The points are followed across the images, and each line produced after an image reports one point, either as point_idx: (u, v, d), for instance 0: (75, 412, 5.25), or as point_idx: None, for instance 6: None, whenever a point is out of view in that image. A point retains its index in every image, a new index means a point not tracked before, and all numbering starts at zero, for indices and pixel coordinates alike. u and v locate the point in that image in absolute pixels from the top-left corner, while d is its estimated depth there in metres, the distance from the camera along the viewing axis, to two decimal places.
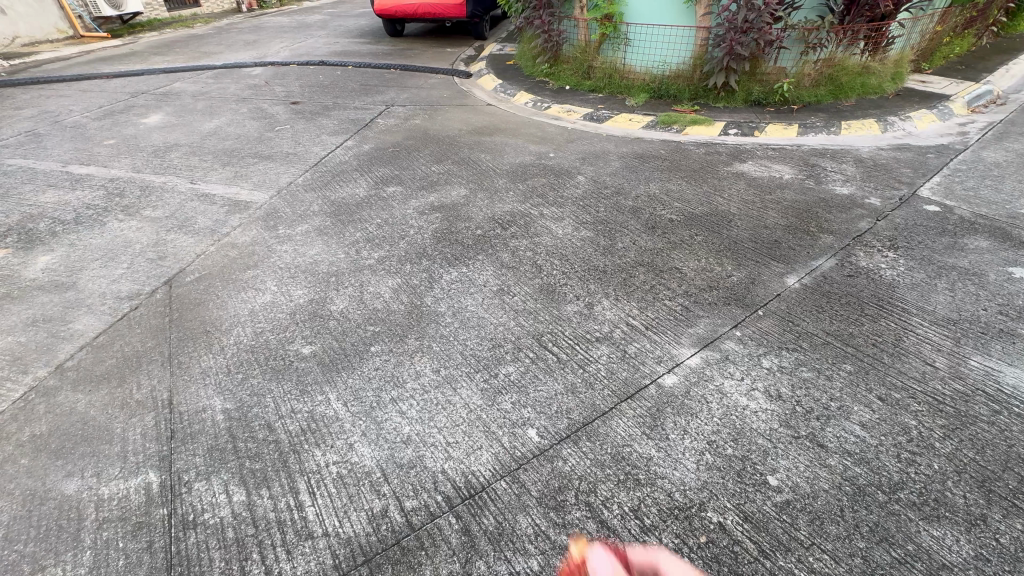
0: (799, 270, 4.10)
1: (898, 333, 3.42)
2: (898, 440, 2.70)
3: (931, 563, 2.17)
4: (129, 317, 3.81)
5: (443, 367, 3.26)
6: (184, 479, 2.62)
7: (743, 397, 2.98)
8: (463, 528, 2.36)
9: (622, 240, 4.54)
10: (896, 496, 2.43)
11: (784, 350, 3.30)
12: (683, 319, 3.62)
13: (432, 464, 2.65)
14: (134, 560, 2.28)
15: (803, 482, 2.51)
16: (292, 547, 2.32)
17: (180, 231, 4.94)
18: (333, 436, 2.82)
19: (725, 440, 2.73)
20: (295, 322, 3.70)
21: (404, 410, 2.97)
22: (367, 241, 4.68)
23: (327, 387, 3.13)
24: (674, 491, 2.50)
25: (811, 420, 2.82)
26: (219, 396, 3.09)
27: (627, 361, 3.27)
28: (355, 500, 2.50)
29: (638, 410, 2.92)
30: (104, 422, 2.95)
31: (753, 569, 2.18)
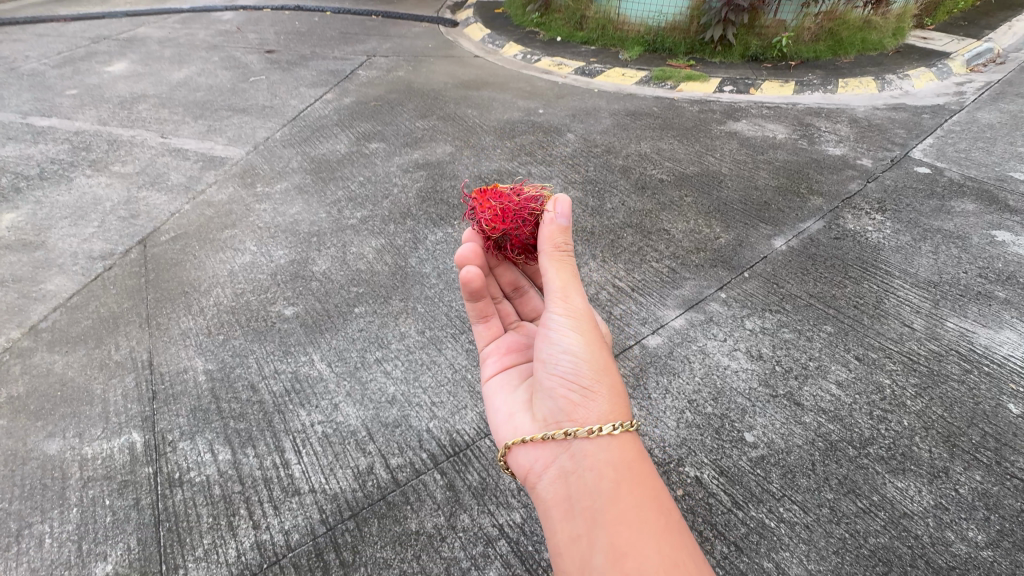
0: (786, 232, 4.08)
1: (880, 295, 3.46)
2: (871, 398, 2.77)
3: (893, 512, 2.28)
4: (103, 278, 3.70)
5: (428, 329, 3.24)
6: (168, 439, 2.61)
7: (725, 357, 3.02)
8: (448, 484, 2.40)
9: (610, 201, 4.47)
10: (866, 451, 2.52)
11: (767, 312, 3.33)
12: (669, 281, 3.61)
13: (417, 423, 2.68)
14: (121, 517, 2.29)
15: (778, 438, 2.59)
16: (279, 503, 2.35)
17: (153, 188, 4.74)
18: (317, 397, 2.82)
19: (705, 399, 2.79)
20: (276, 283, 3.63)
21: (389, 370, 2.97)
22: (349, 200, 4.55)
23: (311, 349, 3.11)
24: (654, 447, 2.56)
25: (789, 379, 2.89)
26: (201, 357, 3.06)
27: (611, 323, 3.28)
28: (340, 458, 2.53)
29: (621, 371, 2.96)
30: (83, 383, 2.91)
31: (726, 519, 2.27)
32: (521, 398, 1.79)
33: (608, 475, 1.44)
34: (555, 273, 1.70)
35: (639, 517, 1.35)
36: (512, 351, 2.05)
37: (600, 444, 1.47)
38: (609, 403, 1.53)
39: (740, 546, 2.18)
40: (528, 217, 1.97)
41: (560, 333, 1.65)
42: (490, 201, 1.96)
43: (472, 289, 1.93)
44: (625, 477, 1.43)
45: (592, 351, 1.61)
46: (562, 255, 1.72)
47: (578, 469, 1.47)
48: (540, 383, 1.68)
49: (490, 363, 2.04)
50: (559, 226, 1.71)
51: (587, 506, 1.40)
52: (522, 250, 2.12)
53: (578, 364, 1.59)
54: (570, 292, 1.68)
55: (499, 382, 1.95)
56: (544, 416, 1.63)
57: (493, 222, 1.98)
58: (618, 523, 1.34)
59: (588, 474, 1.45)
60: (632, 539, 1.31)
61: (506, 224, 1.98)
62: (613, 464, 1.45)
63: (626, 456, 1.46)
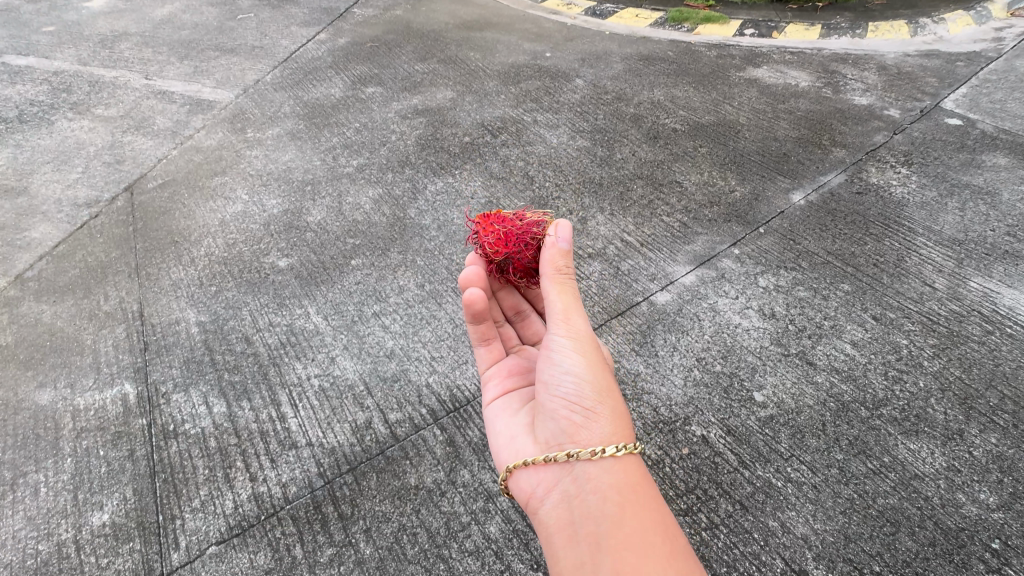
0: (806, 186, 3.87)
1: (901, 253, 3.29)
2: (887, 359, 2.67)
3: (904, 474, 2.23)
4: (90, 226, 3.55)
5: (427, 283, 3.12)
6: (161, 391, 2.55)
7: (736, 316, 2.90)
8: (448, 440, 2.34)
9: (620, 151, 4.22)
10: (878, 412, 2.45)
11: (782, 269, 3.18)
12: (680, 236, 3.44)
13: (416, 378, 2.60)
14: (116, 468, 2.26)
15: (788, 398, 2.51)
16: (276, 456, 2.30)
17: (138, 132, 4.50)
18: (314, 351, 2.74)
19: (714, 357, 2.69)
20: (270, 234, 3.47)
21: (387, 324, 2.87)
22: (344, 147, 4.31)
23: (306, 301, 3.00)
24: (660, 406, 2.49)
25: (802, 339, 2.78)
26: (193, 309, 2.96)
27: (619, 279, 3.14)
28: (338, 412, 2.47)
29: (628, 328, 2.85)
30: (73, 334, 2.83)
31: (732, 478, 2.22)
32: (522, 422, 1.70)
33: (610, 498, 1.37)
34: (556, 296, 1.64)
35: (645, 541, 1.28)
36: (513, 373, 1.92)
37: (602, 468, 1.41)
38: (611, 425, 1.47)
39: (745, 505, 2.13)
40: (531, 245, 1.95)
41: (562, 355, 1.58)
42: (493, 225, 1.93)
43: (474, 313, 1.81)
44: (628, 499, 1.36)
45: (594, 374, 1.54)
46: (564, 277, 1.66)
47: (580, 492, 1.41)
48: (542, 407, 1.60)
49: (490, 388, 1.91)
50: (560, 250, 1.67)
51: (589, 531, 1.33)
52: (524, 273, 2.03)
53: (582, 388, 1.53)
54: (572, 314, 1.61)
55: (499, 408, 1.83)
56: (545, 438, 1.55)
57: (496, 248, 1.94)
58: (622, 547, 1.27)
59: (591, 498, 1.39)
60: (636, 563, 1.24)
61: (510, 249, 1.94)
62: (616, 487, 1.39)
63: (629, 479, 1.40)
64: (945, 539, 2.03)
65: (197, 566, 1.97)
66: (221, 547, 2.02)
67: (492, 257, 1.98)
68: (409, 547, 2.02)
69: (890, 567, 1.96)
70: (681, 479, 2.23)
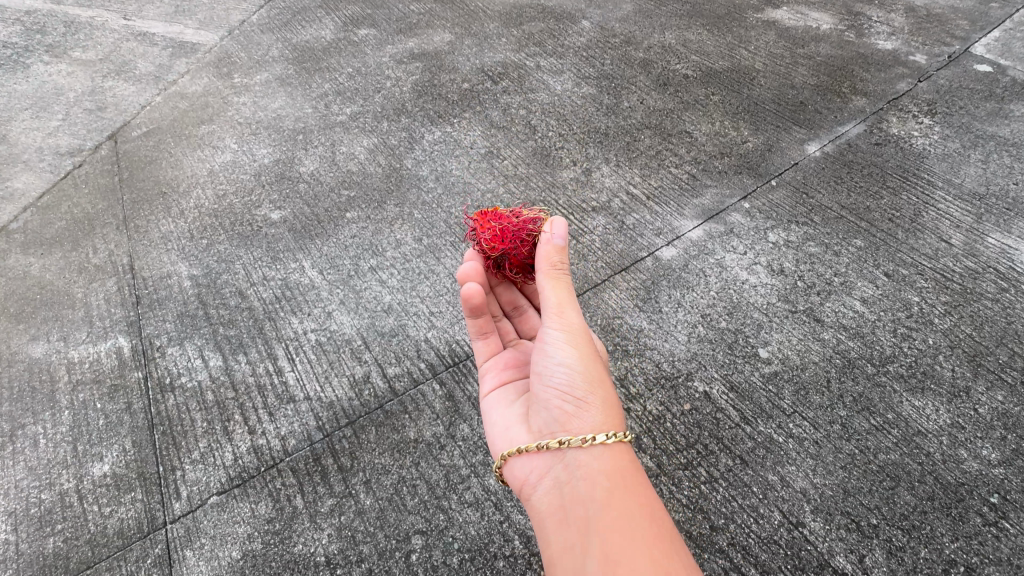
0: (822, 137, 3.67)
1: (918, 208, 3.16)
2: (897, 316, 2.61)
3: (907, 430, 2.21)
4: (74, 176, 3.41)
5: (425, 237, 3.01)
6: (156, 345, 2.51)
7: (744, 272, 2.82)
8: (448, 394, 2.32)
9: (628, 99, 4.00)
10: (885, 369, 2.40)
11: (793, 224, 3.06)
12: (688, 189, 3.30)
13: (415, 333, 2.55)
14: (114, 420, 2.25)
15: (793, 354, 2.46)
16: (274, 409, 2.28)
17: (119, 77, 4.26)
18: (310, 305, 2.68)
19: (720, 314, 2.63)
20: (261, 185, 3.34)
21: (385, 279, 2.80)
22: (336, 94, 4.08)
23: (301, 255, 2.91)
24: (662, 361, 2.44)
25: (811, 295, 2.70)
26: (184, 262, 2.88)
27: (624, 233, 3.03)
28: (336, 366, 2.43)
29: (632, 283, 2.77)
30: (63, 287, 2.76)
31: (733, 433, 2.20)
32: (516, 412, 1.67)
33: (599, 483, 1.37)
34: (551, 290, 1.65)
35: (632, 523, 1.27)
36: (512, 364, 1.86)
37: (592, 454, 1.41)
38: (602, 414, 1.48)
39: (745, 460, 2.12)
40: (529, 240, 1.87)
41: (555, 348, 1.59)
42: (490, 222, 1.86)
43: (472, 307, 1.75)
44: (617, 484, 1.36)
45: (586, 365, 1.55)
46: (558, 273, 1.67)
47: (571, 478, 1.41)
48: (535, 398, 1.60)
49: (489, 377, 1.85)
50: (555, 247, 1.70)
51: (578, 513, 1.33)
52: (523, 270, 1.95)
53: (574, 379, 1.53)
54: (566, 308, 1.63)
55: (496, 398, 1.78)
56: (538, 428, 1.55)
57: (493, 243, 1.87)
58: (609, 528, 1.27)
59: (580, 482, 1.39)
60: (623, 545, 1.23)
61: (506, 245, 1.87)
62: (605, 472, 1.38)
63: (618, 465, 1.40)
64: (944, 494, 2.03)
65: (199, 515, 1.99)
66: (223, 497, 2.03)
67: (489, 253, 1.91)
68: (409, 498, 2.03)
69: (888, 520, 1.96)
70: (682, 434, 2.21)
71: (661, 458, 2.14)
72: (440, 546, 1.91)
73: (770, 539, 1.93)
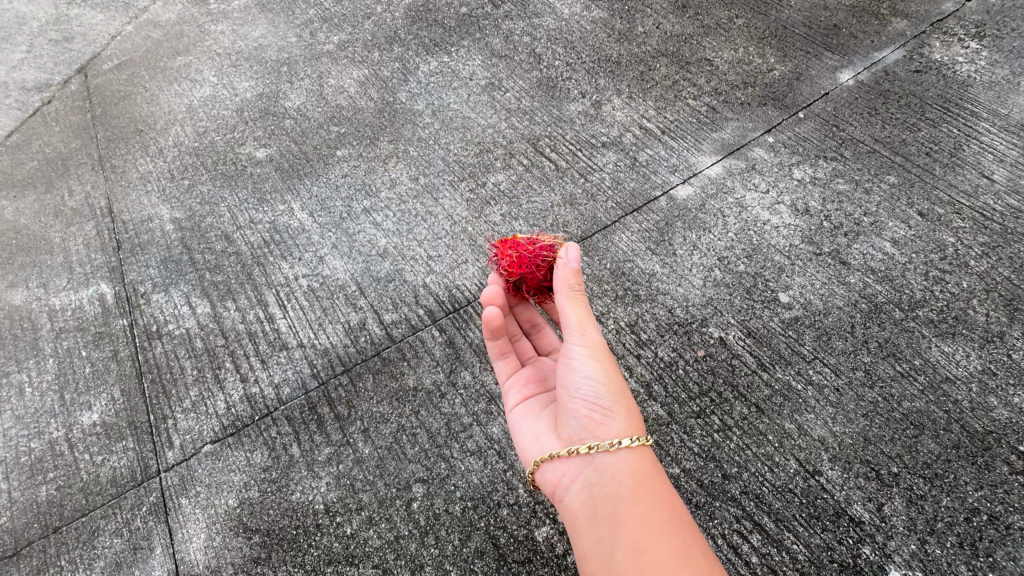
0: (856, 64, 3.33)
1: (959, 141, 2.88)
2: (929, 258, 2.42)
3: (934, 377, 2.08)
4: (43, 113, 3.17)
5: (422, 176, 2.80)
6: (140, 291, 2.38)
7: (765, 211, 2.61)
8: (448, 341, 2.20)
9: (642, 23, 3.62)
10: (913, 314, 2.25)
11: (821, 160, 2.81)
12: (707, 122, 3.02)
13: (412, 279, 2.41)
14: (101, 368, 2.16)
15: (816, 299, 2.30)
16: (266, 357, 2.18)
17: (85, 4, 3.90)
18: (300, 249, 2.52)
19: (738, 256, 2.45)
20: (244, 121, 3.09)
21: (379, 221, 2.62)
22: (322, 20, 3.72)
23: (289, 196, 2.72)
24: (676, 307, 2.30)
25: (837, 236, 2.51)
26: (165, 204, 2.70)
27: (636, 171, 2.80)
28: (330, 312, 2.31)
29: (644, 225, 2.58)
30: (39, 231, 2.61)
31: (749, 381, 2.09)
32: (543, 422, 1.55)
33: (625, 483, 1.30)
34: (570, 306, 1.50)
35: (660, 525, 1.21)
36: (536, 379, 1.72)
37: (618, 455, 1.33)
38: (626, 418, 1.38)
39: (761, 408, 2.02)
40: (549, 265, 1.71)
41: (579, 362, 1.45)
42: (506, 252, 1.75)
43: (493, 334, 1.63)
44: (643, 484, 1.29)
45: (610, 378, 1.43)
46: (576, 290, 1.51)
47: (596, 478, 1.33)
48: (562, 409, 1.48)
49: (513, 391, 1.70)
50: (570, 270, 1.52)
51: (605, 514, 1.27)
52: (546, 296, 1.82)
53: (601, 392, 1.41)
54: (586, 324, 1.48)
55: (524, 410, 1.63)
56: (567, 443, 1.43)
57: (511, 266, 1.73)
58: (636, 528, 1.20)
59: (607, 483, 1.31)
60: (652, 548, 1.17)
61: (525, 270, 1.72)
62: (630, 472, 1.31)
63: (642, 465, 1.32)
64: (970, 442, 1.93)
65: (193, 463, 1.92)
66: (217, 446, 1.96)
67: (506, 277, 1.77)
68: (409, 447, 1.95)
69: (909, 469, 1.87)
70: (695, 381, 2.10)
71: (672, 407, 2.04)
72: (441, 495, 1.84)
73: (785, 488, 1.85)
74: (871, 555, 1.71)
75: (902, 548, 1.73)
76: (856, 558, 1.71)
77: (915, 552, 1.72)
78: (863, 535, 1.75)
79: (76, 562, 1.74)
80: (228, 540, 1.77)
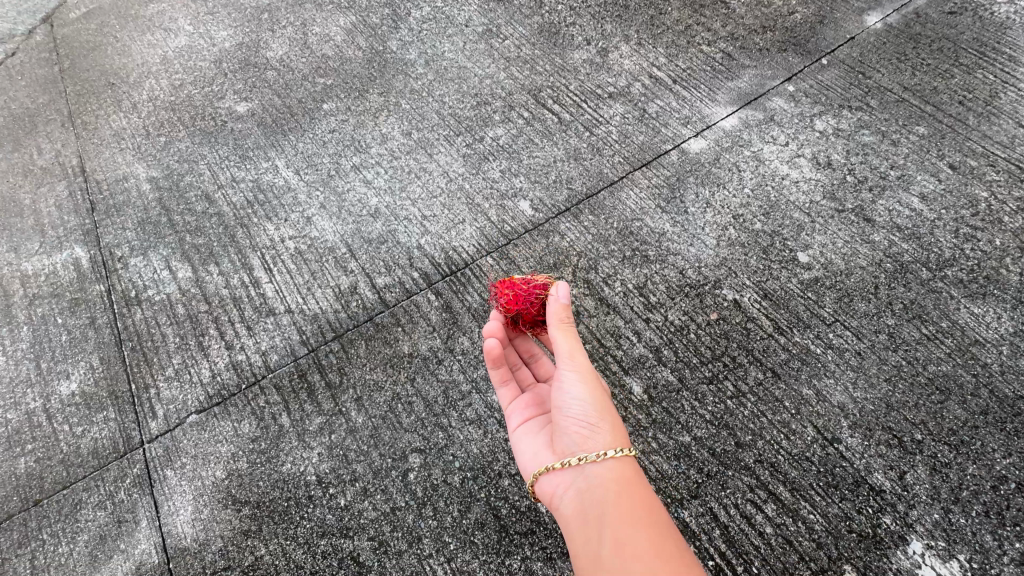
0: (885, 6, 3.06)
1: (995, 88, 2.65)
2: (960, 214, 2.25)
3: (962, 340, 1.95)
4: (8, 67, 2.95)
5: (415, 131, 2.61)
6: (117, 255, 2.24)
7: (784, 166, 2.43)
8: (445, 306, 2.07)
9: None
10: (942, 274, 2.10)
11: (845, 110, 2.61)
12: (723, 70, 2.79)
13: (406, 240, 2.25)
14: (79, 336, 2.04)
15: (837, 258, 2.15)
16: (252, 323, 2.06)
17: None
18: (286, 209, 2.36)
19: (754, 214, 2.29)
20: (222, 73, 2.87)
21: (370, 179, 2.44)
22: None
23: (273, 153, 2.53)
24: (687, 268, 2.15)
25: (861, 192, 2.33)
26: (141, 163, 2.52)
27: (645, 123, 2.60)
28: (319, 276, 2.17)
29: (653, 181, 2.40)
30: (9, 193, 2.45)
31: (764, 345, 1.96)
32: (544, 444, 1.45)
33: (612, 487, 1.21)
34: (561, 335, 1.42)
35: (648, 527, 1.11)
36: (537, 399, 1.58)
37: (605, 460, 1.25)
38: (612, 428, 1.31)
39: (777, 373, 1.90)
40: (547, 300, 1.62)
41: (568, 386, 1.37)
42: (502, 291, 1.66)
43: (493, 363, 1.55)
44: (629, 490, 1.20)
45: (599, 401, 1.34)
46: (565, 319, 1.43)
47: (585, 485, 1.25)
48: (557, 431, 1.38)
49: (514, 409, 1.56)
50: (560, 305, 1.45)
51: (591, 517, 1.18)
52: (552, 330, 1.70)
53: (591, 412, 1.33)
54: (575, 352, 1.40)
55: (523, 429, 1.50)
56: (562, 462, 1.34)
57: (506, 301, 1.64)
58: (623, 528, 1.11)
59: (595, 487, 1.23)
60: (641, 549, 1.07)
61: (520, 306, 1.62)
62: (617, 476, 1.23)
63: (630, 470, 1.24)
64: (999, 408, 1.81)
65: (178, 434, 1.83)
66: (202, 416, 1.86)
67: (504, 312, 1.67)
68: (405, 416, 1.85)
69: (934, 436, 1.77)
70: (707, 346, 1.97)
71: (683, 373, 1.92)
72: (439, 465, 1.75)
73: (802, 456, 1.75)
74: (892, 525, 1.63)
75: (925, 517, 1.64)
76: (876, 527, 1.63)
77: (938, 521, 1.63)
78: (883, 504, 1.66)
79: (58, 536, 1.66)
80: (217, 512, 1.69)
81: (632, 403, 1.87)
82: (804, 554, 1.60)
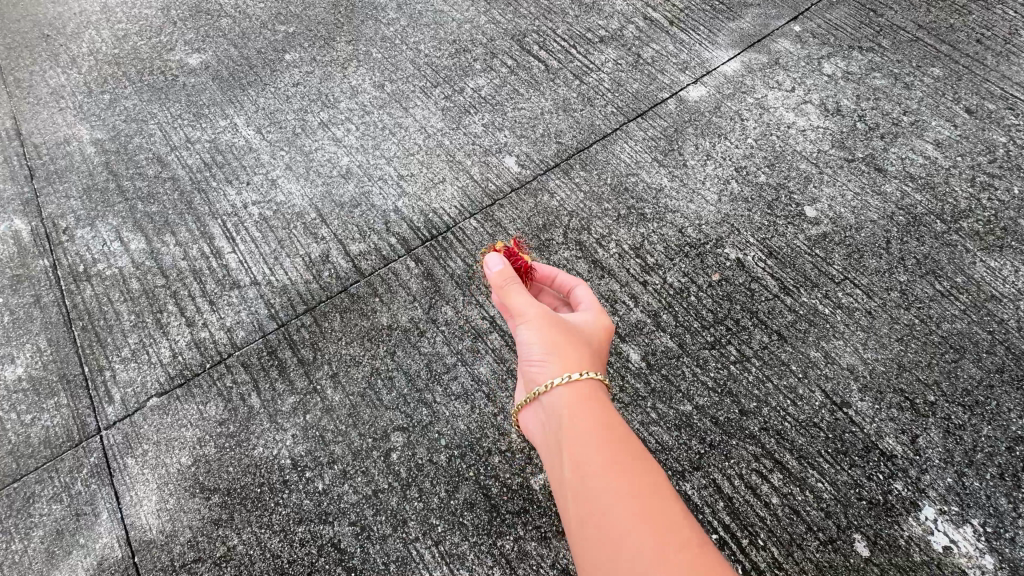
0: None
1: (1016, 25, 2.44)
2: (977, 162, 2.09)
3: (978, 296, 1.83)
4: None
5: (388, 83, 2.37)
6: (61, 227, 2.03)
7: (791, 113, 2.24)
8: (425, 273, 1.90)
9: None
10: (957, 226, 1.96)
11: (855, 51, 2.40)
12: (723, 10, 2.56)
13: (382, 203, 2.06)
14: (23, 317, 1.87)
15: (847, 212, 2.00)
16: (215, 298, 1.88)
17: None
18: (247, 171, 2.14)
19: (758, 166, 2.12)
20: (170, 21, 2.58)
21: (340, 137, 2.22)
22: None
23: (231, 110, 2.29)
24: (687, 226, 1.99)
25: (873, 140, 2.17)
26: (84, 124, 2.27)
27: (640, 70, 2.38)
28: (286, 245, 1.98)
29: (649, 133, 2.21)
30: None
31: (770, 307, 1.84)
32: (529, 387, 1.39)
33: (572, 414, 1.10)
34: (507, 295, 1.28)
35: (611, 454, 1.00)
36: None
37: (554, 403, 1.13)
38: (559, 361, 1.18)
39: (783, 335, 1.78)
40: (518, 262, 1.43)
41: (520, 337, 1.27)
42: None
43: None
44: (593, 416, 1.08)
45: (550, 344, 1.20)
46: (509, 279, 1.26)
47: (548, 416, 1.16)
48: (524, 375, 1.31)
49: None
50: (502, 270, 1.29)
51: (557, 451, 1.09)
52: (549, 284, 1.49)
53: (541, 352, 1.20)
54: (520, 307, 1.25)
55: None
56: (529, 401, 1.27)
57: None
58: (584, 457, 1.01)
59: (557, 417, 1.13)
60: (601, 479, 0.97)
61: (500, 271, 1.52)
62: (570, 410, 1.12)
63: (590, 397, 1.12)
64: (1016, 365, 1.71)
65: (138, 420, 1.69)
66: (164, 399, 1.71)
67: None
68: (385, 393, 1.71)
69: (947, 397, 1.67)
70: (709, 309, 1.84)
71: (683, 338, 1.79)
72: (424, 444, 1.63)
73: (809, 422, 1.65)
74: (904, 491, 1.54)
75: (938, 482, 1.55)
76: (887, 494, 1.54)
77: (951, 485, 1.55)
78: (894, 470, 1.57)
79: (10, 532, 1.54)
80: (184, 502, 1.57)
81: (629, 371, 1.75)
82: (812, 524, 1.52)
